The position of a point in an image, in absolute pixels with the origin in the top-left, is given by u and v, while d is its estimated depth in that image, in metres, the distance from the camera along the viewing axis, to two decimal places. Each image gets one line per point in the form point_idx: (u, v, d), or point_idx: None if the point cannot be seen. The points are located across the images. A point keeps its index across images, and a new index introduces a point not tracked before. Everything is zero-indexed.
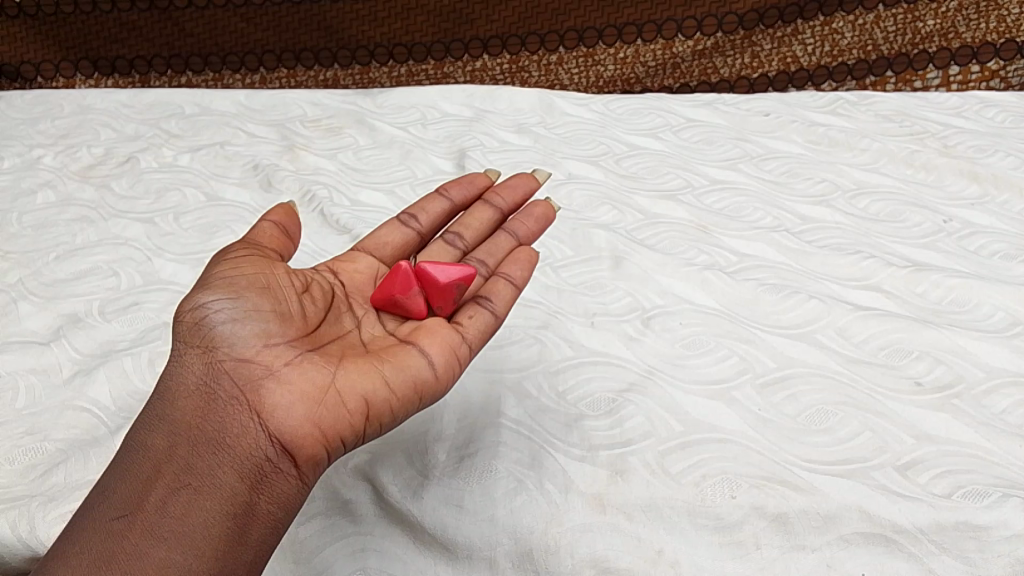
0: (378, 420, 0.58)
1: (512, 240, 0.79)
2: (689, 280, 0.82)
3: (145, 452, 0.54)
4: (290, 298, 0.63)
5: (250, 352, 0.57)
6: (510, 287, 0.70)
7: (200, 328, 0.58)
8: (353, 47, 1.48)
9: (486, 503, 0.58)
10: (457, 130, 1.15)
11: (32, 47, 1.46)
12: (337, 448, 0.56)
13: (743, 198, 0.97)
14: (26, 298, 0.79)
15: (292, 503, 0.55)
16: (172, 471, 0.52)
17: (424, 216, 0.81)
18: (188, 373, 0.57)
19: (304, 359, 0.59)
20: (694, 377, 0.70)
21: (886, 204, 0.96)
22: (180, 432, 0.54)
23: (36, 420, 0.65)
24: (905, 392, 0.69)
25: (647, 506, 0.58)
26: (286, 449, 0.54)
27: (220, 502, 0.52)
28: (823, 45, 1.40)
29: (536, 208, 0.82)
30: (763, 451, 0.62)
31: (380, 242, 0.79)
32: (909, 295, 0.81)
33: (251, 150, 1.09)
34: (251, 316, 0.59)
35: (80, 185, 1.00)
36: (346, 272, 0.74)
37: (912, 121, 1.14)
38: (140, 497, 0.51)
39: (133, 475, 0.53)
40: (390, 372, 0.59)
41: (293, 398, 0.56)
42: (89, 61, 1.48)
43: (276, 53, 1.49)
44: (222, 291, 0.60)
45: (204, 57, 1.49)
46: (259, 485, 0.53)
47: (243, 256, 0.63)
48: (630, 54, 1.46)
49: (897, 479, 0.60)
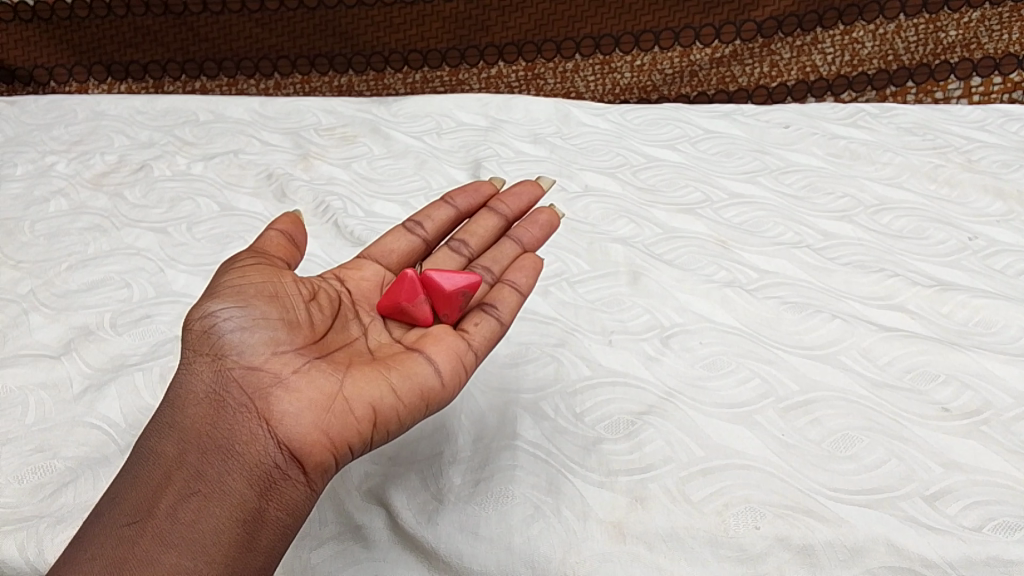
0: (385, 428, 0.57)
1: (517, 247, 0.78)
2: (709, 297, 0.81)
3: (156, 459, 0.54)
4: (298, 305, 0.62)
5: (258, 360, 0.57)
6: (515, 294, 0.70)
7: (209, 336, 0.58)
8: (368, 53, 1.47)
9: (502, 530, 0.57)
10: (472, 140, 1.13)
11: (46, 51, 1.46)
12: (345, 455, 0.55)
13: (763, 213, 0.96)
14: (38, 309, 0.78)
15: (303, 509, 0.54)
16: (182, 479, 0.52)
17: (429, 223, 0.80)
18: (197, 380, 0.56)
19: (312, 365, 0.58)
20: (715, 400, 0.68)
21: (909, 221, 0.94)
22: (189, 439, 0.54)
23: (46, 437, 0.64)
24: (933, 418, 0.67)
25: (668, 535, 0.57)
26: (294, 455, 0.54)
27: (229, 510, 0.52)
28: (843, 55, 1.39)
29: (541, 214, 0.80)
30: (787, 478, 0.61)
31: (385, 249, 0.78)
32: (934, 315, 0.79)
33: (265, 159, 1.08)
34: (259, 324, 0.59)
35: (93, 193, 0.99)
36: (353, 280, 0.73)
37: (934, 135, 1.12)
38: (151, 504, 0.51)
39: (144, 483, 0.53)
40: (397, 380, 0.58)
41: (301, 405, 0.55)
42: (103, 65, 1.48)
43: (290, 59, 1.48)
44: (231, 299, 0.59)
45: (218, 62, 1.48)
46: (267, 492, 0.53)
47: (251, 264, 0.63)
48: (648, 61, 1.44)
49: (925, 510, 0.59)
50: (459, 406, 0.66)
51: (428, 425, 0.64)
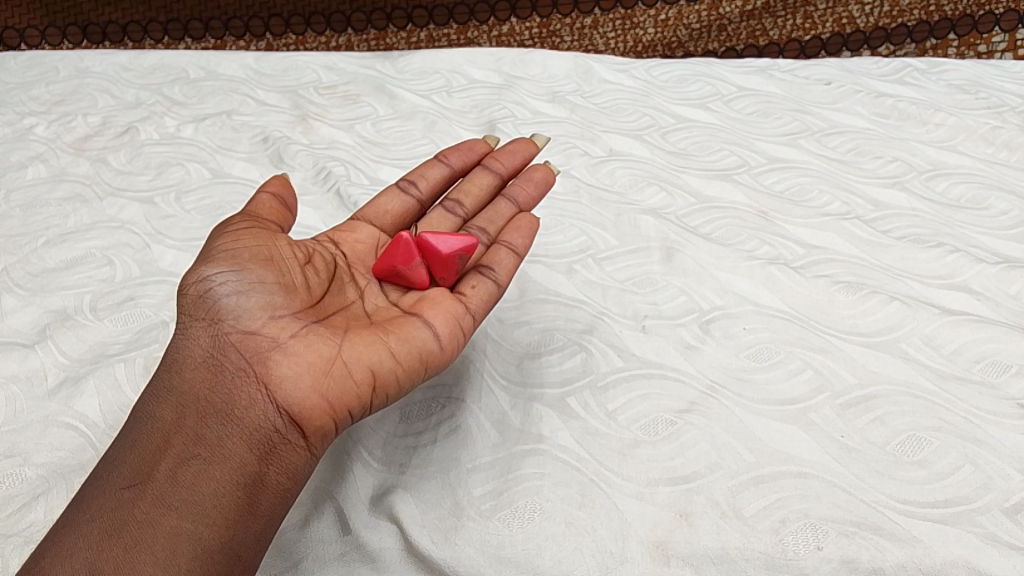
0: (385, 393, 0.51)
1: (513, 207, 0.70)
2: (752, 277, 0.73)
3: (153, 422, 0.47)
4: (294, 268, 0.55)
5: (256, 324, 0.50)
6: (513, 255, 0.63)
7: (203, 301, 0.51)
8: (368, 10, 1.40)
9: (530, 551, 0.50)
10: (485, 99, 1.04)
11: (17, 12, 1.37)
12: (345, 421, 0.49)
13: (806, 179, 0.87)
14: (11, 291, 0.71)
15: (302, 475, 0.48)
16: (181, 443, 0.46)
17: (423, 182, 0.72)
18: (192, 346, 0.49)
19: (311, 328, 0.52)
20: (764, 396, 0.61)
21: (967, 188, 0.85)
22: (188, 403, 0.47)
23: (15, 440, 0.57)
24: (1009, 417, 0.59)
25: (718, 557, 0.50)
26: (295, 419, 0.47)
27: (230, 475, 0.45)
28: (881, 6, 1.29)
29: (536, 172, 0.72)
30: (850, 489, 0.54)
31: (379, 210, 0.69)
32: (1002, 296, 0.71)
33: (260, 121, 1.00)
34: (256, 287, 0.52)
35: (74, 158, 0.91)
36: (347, 242, 0.65)
37: (987, 93, 1.02)
38: (151, 466, 0.45)
39: (141, 447, 0.46)
40: (397, 343, 0.52)
41: (300, 369, 0.49)
42: (79, 26, 1.40)
43: (283, 17, 1.39)
44: (225, 261, 0.52)
45: (204, 22, 1.41)
46: (268, 457, 0.46)
47: (245, 227, 0.56)
48: (673, 16, 1.37)
49: (1008, 525, 0.52)
50: (477, 403, 0.59)
51: (443, 425, 0.57)
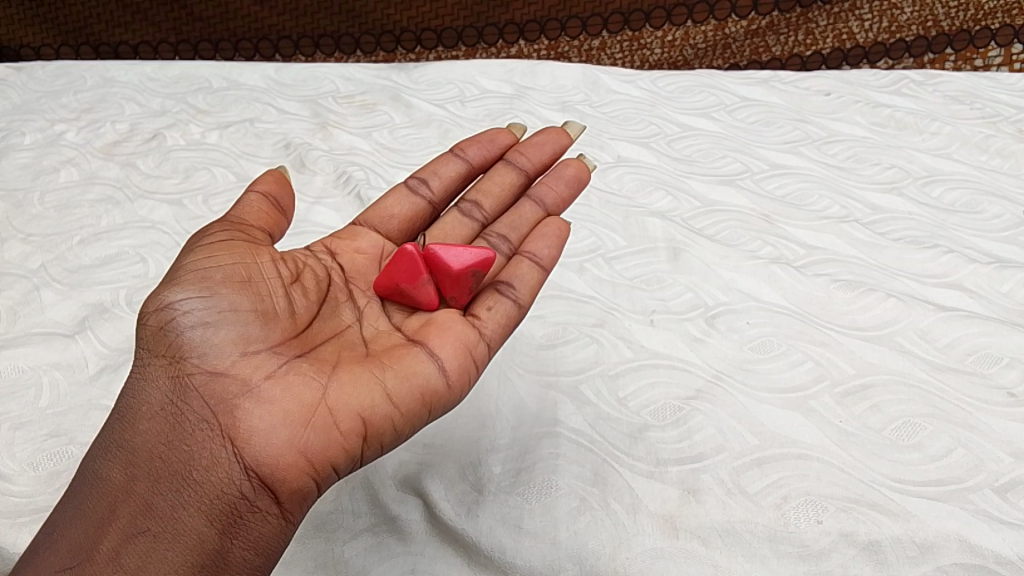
0: (375, 441, 0.51)
1: (539, 210, 0.73)
2: (756, 275, 0.76)
3: (103, 482, 0.48)
4: (276, 294, 0.56)
5: (224, 365, 0.50)
6: (537, 269, 0.64)
7: (165, 334, 0.51)
8: (377, 32, 1.46)
9: (548, 524, 0.53)
10: (498, 108, 1.08)
11: (30, 30, 1.44)
12: (328, 477, 0.49)
13: (807, 184, 0.91)
14: (49, 286, 0.75)
15: (275, 543, 0.48)
16: (129, 514, 0.47)
17: (435, 181, 0.75)
18: (154, 390, 0.50)
19: (288, 369, 0.52)
20: (766, 384, 0.64)
21: (961, 193, 0.89)
22: (141, 462, 0.48)
23: (59, 422, 0.60)
24: (999, 406, 0.63)
25: (724, 530, 0.53)
26: (264, 483, 0.47)
27: (184, 552, 0.46)
28: (881, 21, 1.34)
29: (568, 167, 0.76)
30: (849, 470, 0.57)
31: (385, 213, 0.72)
32: (995, 295, 0.75)
33: (282, 128, 1.04)
34: (226, 318, 0.52)
35: (104, 162, 0.95)
36: (346, 252, 0.68)
37: (980, 103, 1.06)
38: (93, 543, 0.46)
39: (88, 516, 0.47)
40: (392, 383, 0.52)
41: (273, 419, 0.49)
42: (90, 46, 1.46)
43: (293, 39, 1.46)
44: (193, 288, 0.52)
45: (215, 42, 1.47)
46: (230, 529, 0.47)
47: (219, 245, 0.56)
48: (679, 36, 1.42)
49: (998, 503, 0.55)
50: (495, 392, 0.63)
51: (464, 412, 0.61)
